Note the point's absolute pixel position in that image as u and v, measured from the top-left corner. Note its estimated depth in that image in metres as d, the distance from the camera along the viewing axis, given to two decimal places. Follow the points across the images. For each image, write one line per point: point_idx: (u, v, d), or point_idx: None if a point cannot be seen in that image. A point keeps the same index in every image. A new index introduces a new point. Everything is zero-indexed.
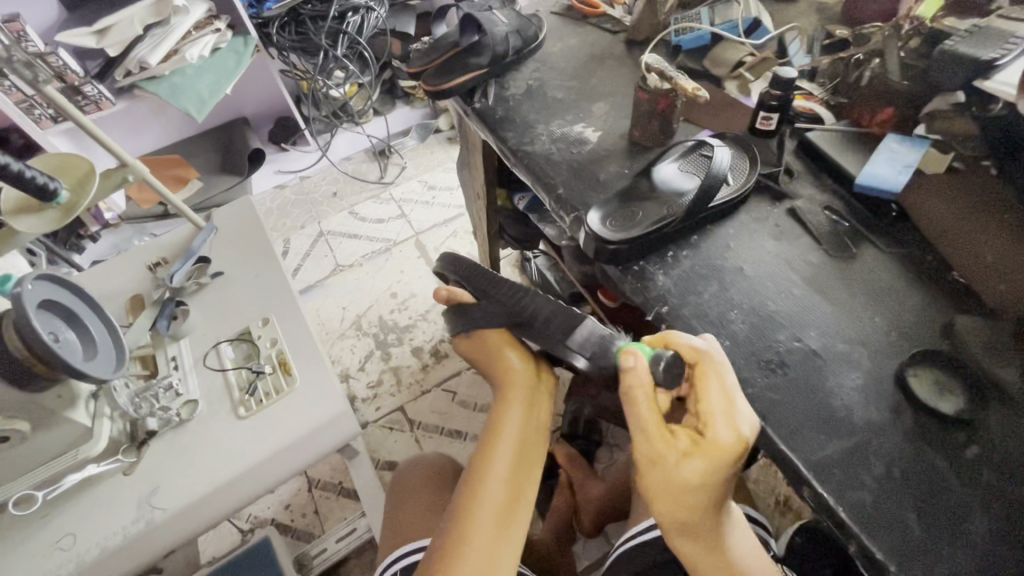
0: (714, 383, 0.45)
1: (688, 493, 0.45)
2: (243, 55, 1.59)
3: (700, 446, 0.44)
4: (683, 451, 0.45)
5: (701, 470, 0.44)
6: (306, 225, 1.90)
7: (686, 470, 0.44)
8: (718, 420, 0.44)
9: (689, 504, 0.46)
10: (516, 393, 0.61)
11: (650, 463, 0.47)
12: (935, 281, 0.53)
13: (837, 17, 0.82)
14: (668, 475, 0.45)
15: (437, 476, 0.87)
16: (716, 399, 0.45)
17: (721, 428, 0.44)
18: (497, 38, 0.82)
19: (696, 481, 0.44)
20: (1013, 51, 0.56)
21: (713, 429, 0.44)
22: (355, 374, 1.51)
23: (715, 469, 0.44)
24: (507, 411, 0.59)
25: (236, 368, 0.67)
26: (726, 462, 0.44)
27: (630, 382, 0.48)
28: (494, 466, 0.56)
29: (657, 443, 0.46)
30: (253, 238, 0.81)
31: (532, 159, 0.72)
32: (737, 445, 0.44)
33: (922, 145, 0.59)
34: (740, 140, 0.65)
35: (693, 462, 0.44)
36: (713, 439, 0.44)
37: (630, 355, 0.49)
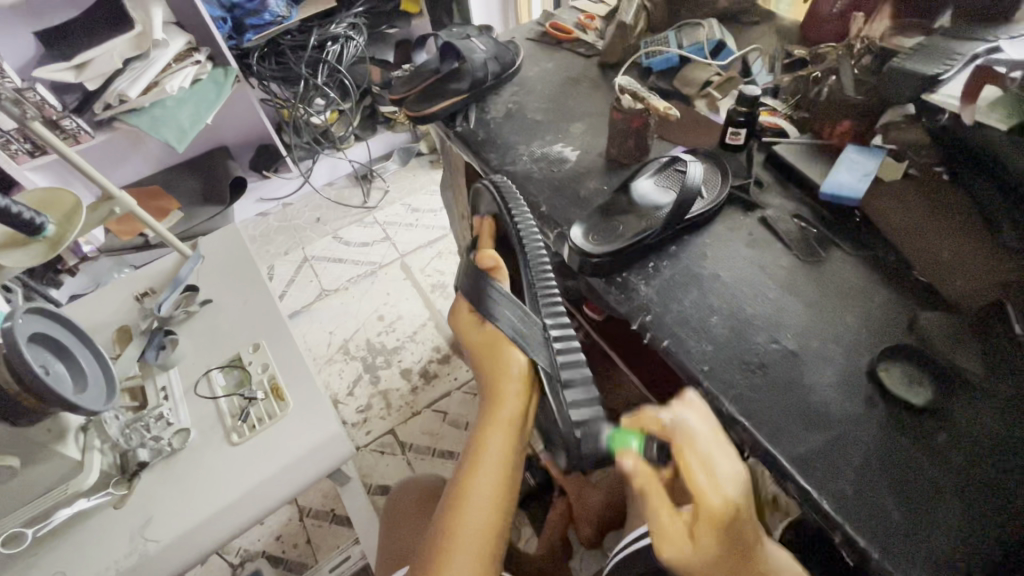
0: (692, 455, 0.44)
1: (719, 573, 0.41)
2: (224, 86, 1.61)
3: (702, 518, 0.41)
4: (687, 529, 0.42)
5: (716, 547, 0.41)
6: (290, 251, 1.91)
7: (701, 542, 0.41)
8: (706, 489, 0.42)
9: (720, 575, 0.41)
10: (499, 408, 0.56)
11: (672, 555, 0.41)
12: (899, 281, 0.56)
13: (796, 37, 0.88)
14: (688, 547, 0.41)
15: (432, 496, 0.86)
16: (701, 469, 0.43)
17: (713, 496, 0.41)
18: (476, 64, 0.85)
19: (713, 558, 0.41)
20: (955, 65, 0.60)
21: (706, 496, 0.41)
22: (344, 400, 1.51)
23: (724, 540, 0.41)
24: (491, 430, 0.55)
25: (227, 395, 0.67)
26: (732, 531, 0.41)
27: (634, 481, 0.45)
28: (472, 487, 0.53)
29: (668, 529, 0.42)
30: (242, 266, 0.82)
31: (514, 179, 0.75)
32: (732, 504, 0.41)
33: (878, 155, 0.64)
34: (712, 156, 0.69)
35: (704, 531, 0.41)
36: (710, 504, 0.41)
37: (623, 457, 0.46)
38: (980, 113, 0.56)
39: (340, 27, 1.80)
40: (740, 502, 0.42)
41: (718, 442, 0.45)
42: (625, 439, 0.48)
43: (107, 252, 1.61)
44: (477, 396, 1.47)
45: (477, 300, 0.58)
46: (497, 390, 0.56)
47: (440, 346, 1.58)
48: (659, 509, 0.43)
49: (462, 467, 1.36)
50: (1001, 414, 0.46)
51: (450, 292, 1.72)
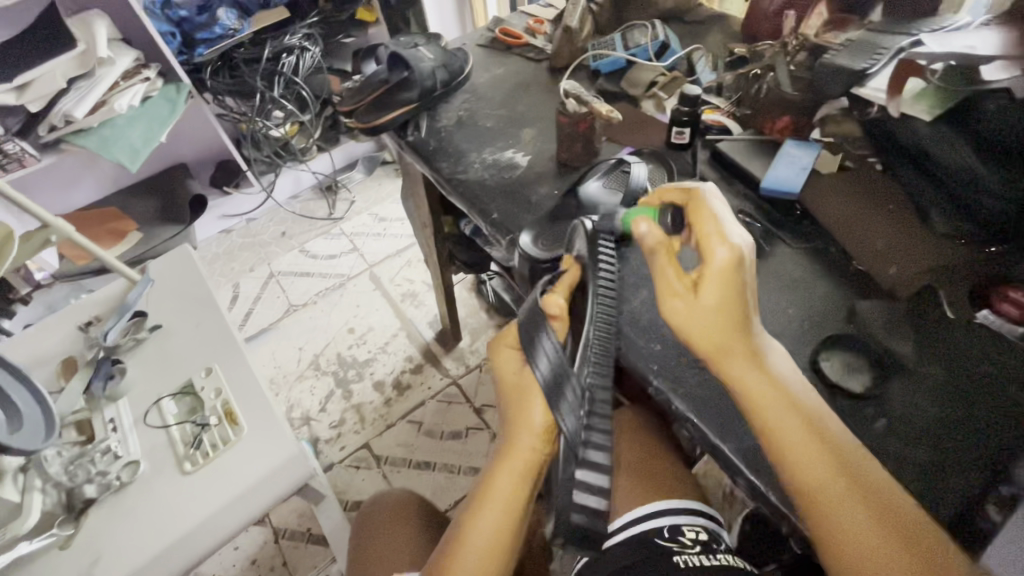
0: (704, 211, 0.46)
1: (720, 328, 0.43)
2: (177, 103, 1.57)
3: (707, 273, 0.43)
4: (694, 283, 0.43)
5: (721, 297, 0.42)
6: (255, 267, 1.87)
7: (707, 279, 0.43)
8: (715, 243, 0.43)
9: (718, 330, 0.43)
10: (511, 456, 0.52)
11: (678, 310, 0.43)
12: (839, 270, 0.58)
13: (739, 35, 0.90)
14: (692, 295, 0.43)
15: (403, 511, 0.85)
16: (711, 223, 0.45)
17: (719, 255, 0.43)
18: (424, 73, 0.85)
19: (716, 303, 0.42)
20: (882, 58, 0.62)
21: (713, 251, 0.43)
22: (316, 416, 1.48)
23: (728, 291, 0.43)
24: (496, 482, 0.52)
25: (180, 423, 0.65)
26: (737, 285, 0.43)
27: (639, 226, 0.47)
28: (472, 532, 0.52)
29: (676, 283, 0.44)
30: (192, 288, 0.80)
31: (466, 187, 0.74)
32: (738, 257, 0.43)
33: (815, 148, 0.65)
34: (658, 156, 0.70)
35: (710, 264, 0.43)
36: (717, 260, 0.43)
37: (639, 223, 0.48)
38: (905, 105, 0.58)
39: (294, 39, 1.77)
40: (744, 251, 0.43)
41: (731, 224, 0.46)
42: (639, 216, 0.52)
43: (61, 279, 1.55)
44: (451, 404, 1.46)
45: (528, 342, 0.51)
46: (515, 437, 0.52)
47: (412, 356, 1.57)
48: (665, 266, 0.45)
49: (439, 476, 1.35)
50: (935, 396, 0.47)
51: (421, 300, 1.71)
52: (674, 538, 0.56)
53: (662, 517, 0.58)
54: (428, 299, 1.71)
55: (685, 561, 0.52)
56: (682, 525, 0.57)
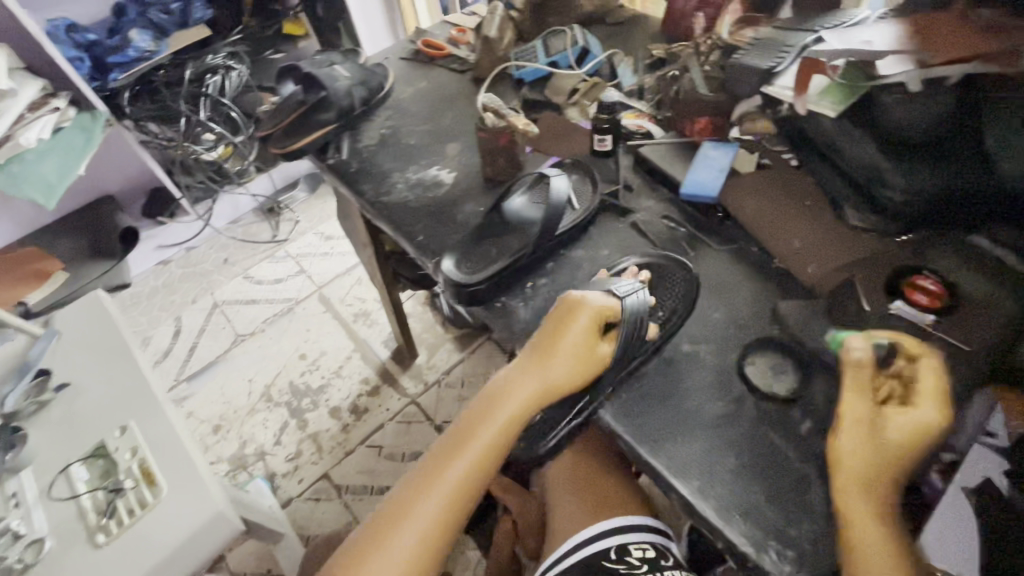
0: (861, 378, 0.44)
1: (873, 484, 0.40)
2: (93, 133, 1.47)
3: (892, 430, 0.41)
4: (871, 426, 0.41)
5: (895, 445, 0.41)
6: (197, 298, 1.78)
7: (888, 431, 0.41)
8: (930, 401, 0.42)
9: (874, 498, 0.40)
10: (476, 429, 0.49)
11: (854, 471, 0.40)
12: (762, 270, 0.58)
13: (658, 35, 0.90)
14: (868, 442, 0.41)
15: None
16: (941, 381, 0.42)
17: (923, 415, 0.41)
18: (340, 93, 0.81)
19: (874, 471, 0.40)
20: (786, 57, 0.63)
21: (918, 408, 0.41)
22: (270, 450, 1.42)
23: (904, 454, 0.41)
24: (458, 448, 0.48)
25: (91, 491, 0.60)
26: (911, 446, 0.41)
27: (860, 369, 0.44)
28: (403, 521, 0.47)
29: (860, 410, 0.42)
30: (103, 337, 0.73)
31: (390, 210, 0.71)
32: (941, 419, 0.41)
33: (732, 148, 0.65)
34: (582, 165, 0.69)
35: (896, 418, 0.41)
36: (926, 414, 0.41)
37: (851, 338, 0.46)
38: (812, 101, 0.59)
39: (217, 58, 1.71)
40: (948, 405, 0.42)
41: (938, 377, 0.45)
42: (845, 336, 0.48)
43: None
44: (412, 424, 1.42)
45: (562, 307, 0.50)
46: (480, 417, 0.49)
47: (368, 378, 1.52)
48: (856, 402, 0.43)
49: None
50: None
51: (374, 319, 1.66)
52: (622, 558, 0.55)
53: (610, 537, 0.57)
54: (382, 318, 1.66)
55: None
56: (630, 543, 0.56)
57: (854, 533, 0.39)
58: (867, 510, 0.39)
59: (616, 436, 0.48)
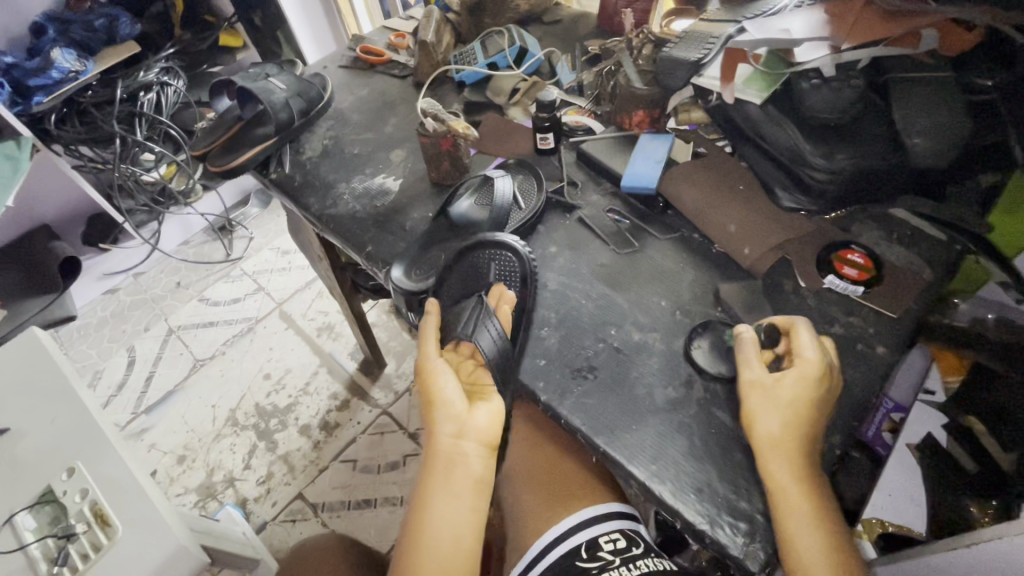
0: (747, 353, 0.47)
1: (783, 439, 0.42)
2: (19, 160, 1.35)
3: (782, 386, 0.44)
4: (764, 389, 0.45)
5: (802, 390, 0.44)
6: (150, 325, 1.71)
7: (782, 389, 0.44)
8: (804, 349, 0.46)
9: (787, 453, 0.42)
10: (439, 422, 0.50)
11: (768, 438, 0.43)
12: (704, 256, 0.60)
13: (594, 32, 0.91)
14: (769, 404, 0.44)
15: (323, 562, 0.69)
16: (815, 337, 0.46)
17: (798, 370, 0.44)
18: (277, 105, 0.79)
19: (782, 428, 0.43)
20: (712, 48, 0.64)
21: (801, 353, 0.45)
22: (240, 475, 1.38)
23: (801, 409, 0.43)
24: (435, 441, 0.49)
25: (40, 539, 0.58)
26: (816, 390, 0.44)
27: (745, 343, 0.48)
28: (431, 512, 0.47)
29: (756, 372, 0.46)
30: (41, 376, 0.70)
31: (337, 222, 0.70)
32: (819, 368, 0.44)
33: (668, 139, 0.67)
34: (526, 164, 0.69)
35: (785, 376, 0.44)
36: (807, 368, 0.44)
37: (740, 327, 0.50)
38: (738, 90, 0.61)
39: (151, 74, 1.61)
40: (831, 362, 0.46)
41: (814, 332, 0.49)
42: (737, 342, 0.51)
43: None
44: (385, 435, 1.41)
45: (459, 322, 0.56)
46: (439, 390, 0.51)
47: (337, 392, 1.49)
48: (751, 370, 0.46)
49: (381, 512, 1.29)
50: None
51: (339, 332, 1.63)
52: (594, 553, 0.55)
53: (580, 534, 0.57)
54: (347, 330, 1.63)
55: None
56: (599, 537, 0.56)
57: (777, 496, 0.41)
58: (787, 472, 0.42)
59: (572, 428, 0.49)
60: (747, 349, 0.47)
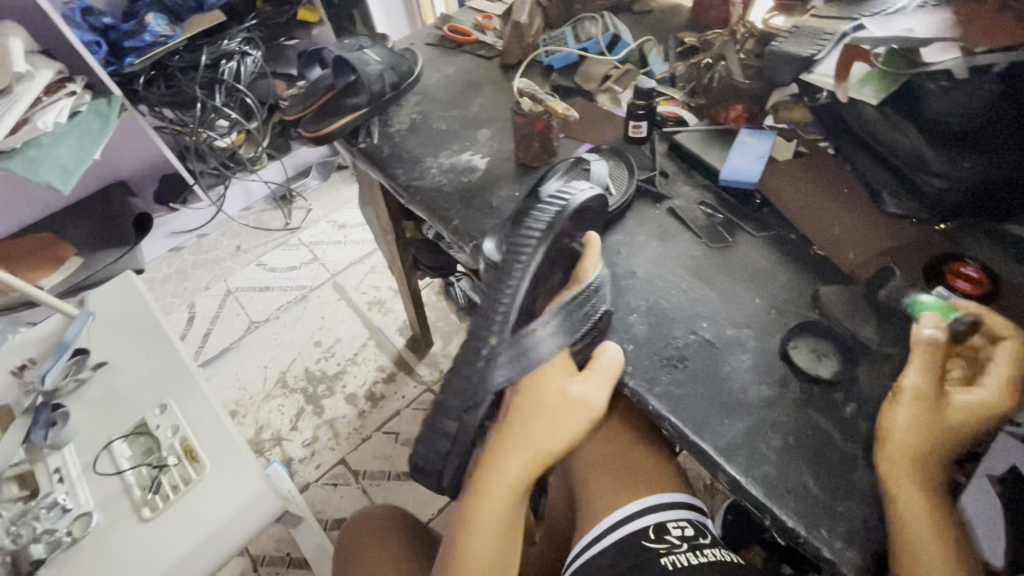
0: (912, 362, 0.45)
1: (926, 453, 0.41)
2: (109, 117, 1.34)
3: (952, 401, 0.42)
4: (933, 399, 0.42)
5: (971, 415, 0.41)
6: (211, 285, 1.78)
7: (952, 408, 0.42)
8: (997, 376, 0.42)
9: (924, 469, 0.41)
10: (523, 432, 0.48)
11: (906, 443, 0.42)
12: (802, 257, 0.58)
13: (687, 24, 0.90)
14: (925, 411, 0.42)
15: (383, 528, 0.71)
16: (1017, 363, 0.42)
17: (984, 395, 0.41)
18: (371, 77, 0.81)
19: (927, 443, 0.41)
20: (827, 45, 0.63)
21: (991, 377, 0.42)
22: (287, 436, 1.43)
23: (961, 431, 0.41)
24: (512, 452, 0.48)
25: (134, 467, 0.62)
26: (983, 422, 0.41)
27: (922, 334, 0.45)
28: (483, 512, 0.47)
29: (920, 373, 0.43)
30: (138, 317, 0.74)
31: (424, 194, 0.72)
32: (1005, 402, 0.41)
33: (770, 136, 0.66)
34: (617, 151, 0.69)
35: (961, 398, 0.42)
36: (993, 396, 0.41)
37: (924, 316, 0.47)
38: (853, 89, 0.59)
39: (233, 43, 1.67)
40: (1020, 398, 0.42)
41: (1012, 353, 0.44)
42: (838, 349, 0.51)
43: None
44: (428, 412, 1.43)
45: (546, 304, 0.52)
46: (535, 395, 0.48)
47: (384, 365, 1.53)
48: (918, 369, 0.44)
49: (420, 486, 1.32)
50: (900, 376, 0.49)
51: (389, 308, 1.66)
52: (661, 536, 0.55)
53: (644, 517, 0.56)
54: (397, 306, 1.66)
55: (674, 562, 0.51)
56: (667, 523, 0.56)
57: (900, 501, 0.40)
58: (915, 484, 0.40)
59: (660, 416, 0.49)
60: (925, 342, 0.45)
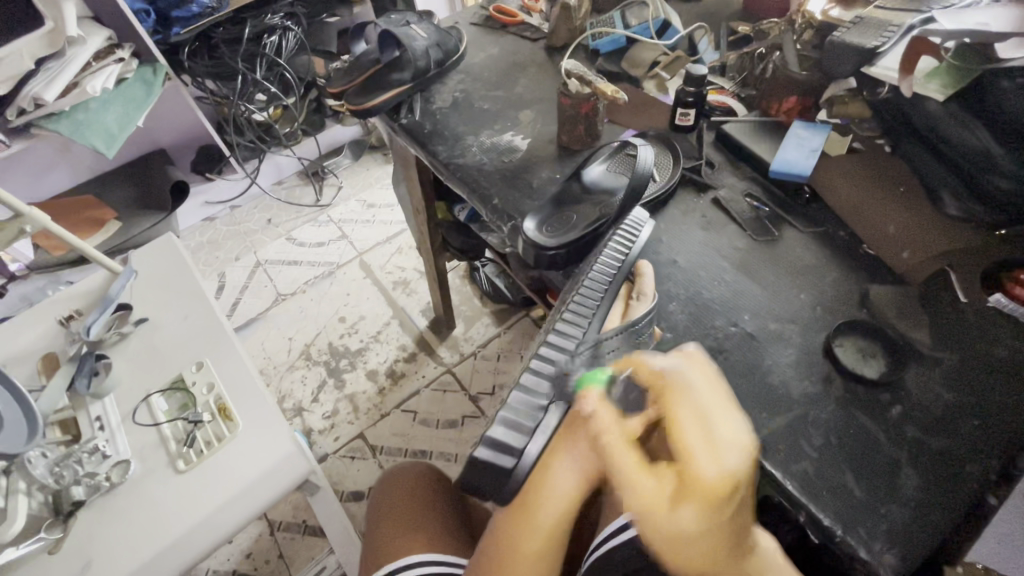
0: (688, 406, 0.39)
1: (691, 551, 0.38)
2: (154, 86, 1.37)
3: (651, 508, 0.38)
4: (649, 513, 0.38)
5: (698, 522, 0.37)
6: (241, 256, 1.82)
7: (676, 525, 0.37)
8: (698, 457, 0.37)
9: (700, 565, 0.38)
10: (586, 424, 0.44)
11: (654, 537, 0.39)
12: (851, 254, 0.57)
13: (739, 14, 0.88)
14: (644, 522, 0.38)
15: (419, 491, 0.71)
16: (699, 434, 0.38)
17: (678, 504, 0.37)
18: (416, 53, 0.81)
19: (681, 551, 0.38)
20: (892, 37, 0.61)
21: (694, 468, 0.37)
22: (308, 407, 1.45)
23: (703, 538, 0.37)
24: (569, 449, 0.44)
25: (171, 420, 0.64)
26: (721, 506, 0.36)
27: (592, 426, 0.43)
28: (540, 509, 0.45)
29: (615, 473, 0.40)
30: (178, 277, 0.76)
31: (464, 171, 0.71)
32: (723, 481, 0.36)
33: (825, 130, 0.64)
34: (662, 138, 0.68)
35: (681, 510, 0.37)
36: (704, 489, 0.36)
37: (586, 398, 0.43)
38: (918, 84, 0.57)
39: (276, 18, 1.68)
40: (735, 479, 0.37)
41: (711, 408, 0.39)
42: (594, 379, 0.45)
43: (39, 270, 1.33)
44: (447, 393, 1.44)
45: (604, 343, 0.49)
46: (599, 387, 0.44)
47: (405, 345, 1.54)
48: (625, 468, 0.40)
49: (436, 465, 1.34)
50: (950, 382, 0.47)
51: (413, 288, 1.68)
52: None
53: None
54: (421, 288, 1.68)
55: None
56: None
57: None
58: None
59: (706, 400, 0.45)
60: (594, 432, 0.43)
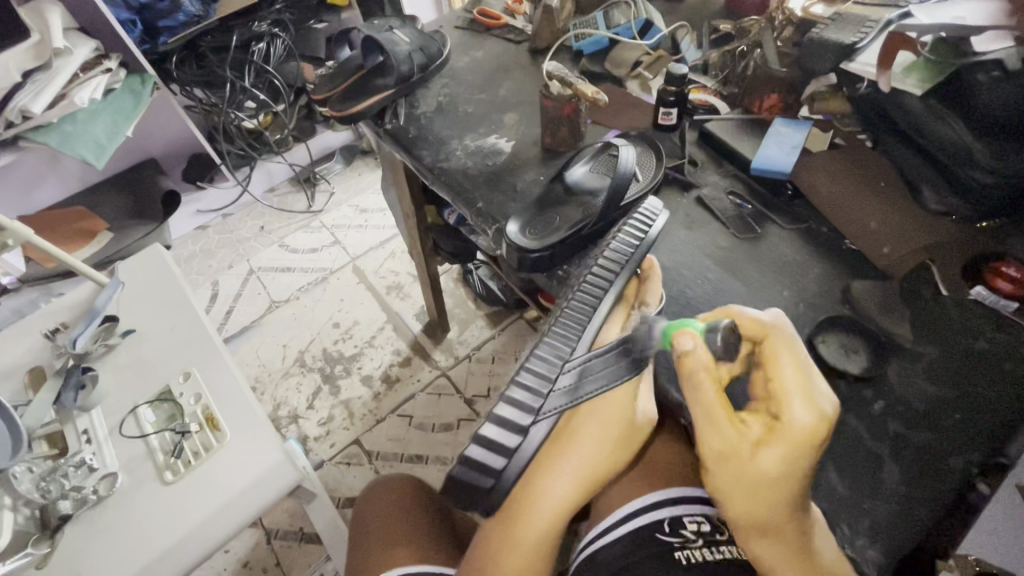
0: (791, 352, 0.39)
1: (766, 492, 0.37)
2: (142, 95, 1.36)
3: (739, 447, 0.38)
4: (732, 455, 0.38)
5: (782, 464, 0.36)
6: (233, 264, 1.81)
7: (758, 467, 0.37)
8: (794, 401, 0.37)
9: (773, 511, 0.38)
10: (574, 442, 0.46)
11: (723, 479, 0.39)
12: (833, 250, 0.57)
13: (721, 12, 0.88)
14: (727, 460, 0.38)
15: (403, 501, 0.71)
16: (799, 372, 0.38)
17: (769, 446, 0.37)
18: (399, 58, 0.81)
19: (756, 491, 0.37)
20: (870, 32, 0.62)
21: (790, 411, 0.37)
22: (304, 414, 1.45)
23: (779, 485, 0.37)
24: (557, 464, 0.46)
25: (159, 431, 0.64)
26: (811, 451, 0.36)
27: (689, 363, 0.40)
28: (525, 522, 0.46)
29: (699, 398, 0.40)
30: (164, 289, 0.76)
31: (449, 175, 0.71)
32: (818, 424, 0.36)
33: (805, 126, 0.64)
34: (645, 138, 0.68)
35: (768, 450, 0.37)
36: (798, 431, 0.36)
37: (682, 336, 0.42)
38: (896, 78, 0.57)
39: (264, 25, 1.68)
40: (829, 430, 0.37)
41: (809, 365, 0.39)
42: (685, 325, 0.43)
43: (31, 282, 1.33)
44: (442, 397, 1.44)
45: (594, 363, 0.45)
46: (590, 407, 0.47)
47: (400, 350, 1.54)
48: (713, 405, 0.39)
49: (432, 468, 1.34)
50: (931, 375, 0.47)
51: (407, 293, 1.68)
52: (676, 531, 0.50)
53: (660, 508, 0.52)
54: (414, 291, 1.67)
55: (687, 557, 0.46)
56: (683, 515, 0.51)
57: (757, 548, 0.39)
58: (754, 529, 0.38)
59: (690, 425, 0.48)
60: (691, 372, 0.40)
